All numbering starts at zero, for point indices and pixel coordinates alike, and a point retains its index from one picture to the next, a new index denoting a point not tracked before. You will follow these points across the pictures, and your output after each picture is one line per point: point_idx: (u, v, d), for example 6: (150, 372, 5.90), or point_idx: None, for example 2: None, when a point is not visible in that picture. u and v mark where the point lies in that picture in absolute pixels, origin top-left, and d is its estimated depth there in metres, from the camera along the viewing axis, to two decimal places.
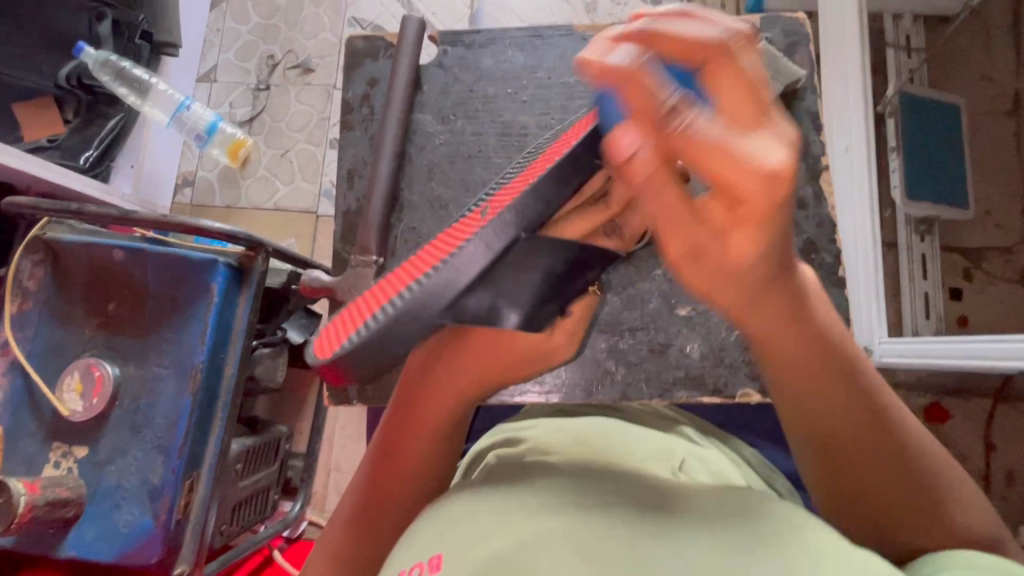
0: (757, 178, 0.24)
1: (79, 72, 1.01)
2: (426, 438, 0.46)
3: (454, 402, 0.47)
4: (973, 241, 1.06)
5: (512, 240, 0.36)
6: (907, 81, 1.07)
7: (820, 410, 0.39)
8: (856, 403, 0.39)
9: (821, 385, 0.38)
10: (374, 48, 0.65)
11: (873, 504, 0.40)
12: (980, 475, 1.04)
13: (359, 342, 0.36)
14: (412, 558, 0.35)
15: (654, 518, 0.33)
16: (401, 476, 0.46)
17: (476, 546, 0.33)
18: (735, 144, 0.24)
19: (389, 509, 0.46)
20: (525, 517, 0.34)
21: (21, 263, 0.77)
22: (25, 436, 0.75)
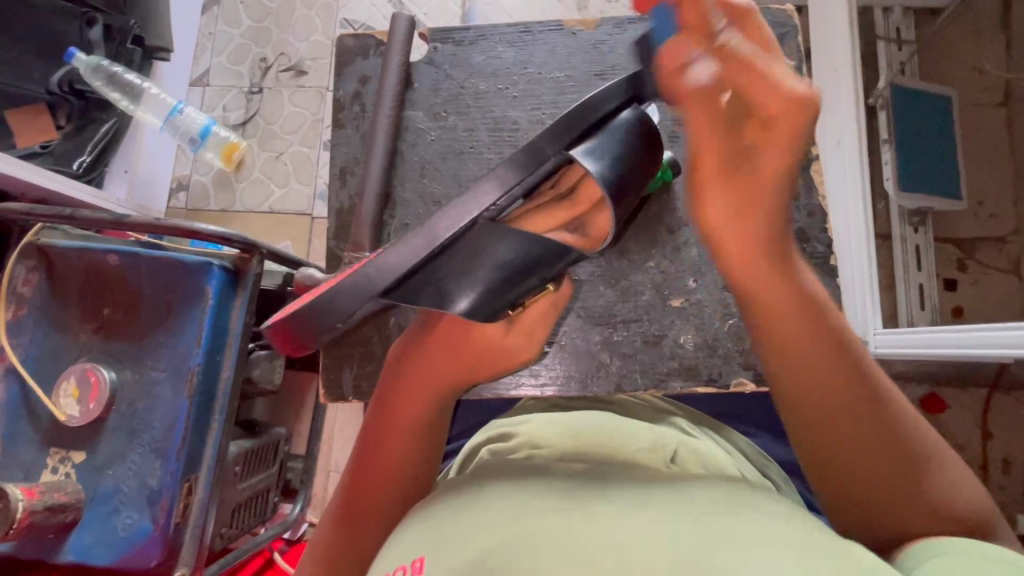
0: (781, 95, 0.35)
1: (71, 77, 1.01)
2: (406, 437, 0.46)
3: (431, 397, 0.46)
4: (966, 231, 1.07)
5: (466, 225, 0.39)
6: (898, 73, 1.08)
7: (795, 355, 0.40)
8: (841, 366, 0.40)
9: (796, 326, 0.40)
10: (364, 46, 0.65)
11: (856, 463, 0.40)
12: (978, 463, 1.04)
13: (302, 309, 0.41)
14: (396, 559, 0.35)
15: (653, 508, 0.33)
16: (380, 478, 0.45)
17: (474, 537, 0.33)
18: (755, 70, 0.35)
19: (376, 508, 0.45)
20: (519, 509, 0.34)
21: (15, 269, 0.77)
22: (23, 442, 0.74)
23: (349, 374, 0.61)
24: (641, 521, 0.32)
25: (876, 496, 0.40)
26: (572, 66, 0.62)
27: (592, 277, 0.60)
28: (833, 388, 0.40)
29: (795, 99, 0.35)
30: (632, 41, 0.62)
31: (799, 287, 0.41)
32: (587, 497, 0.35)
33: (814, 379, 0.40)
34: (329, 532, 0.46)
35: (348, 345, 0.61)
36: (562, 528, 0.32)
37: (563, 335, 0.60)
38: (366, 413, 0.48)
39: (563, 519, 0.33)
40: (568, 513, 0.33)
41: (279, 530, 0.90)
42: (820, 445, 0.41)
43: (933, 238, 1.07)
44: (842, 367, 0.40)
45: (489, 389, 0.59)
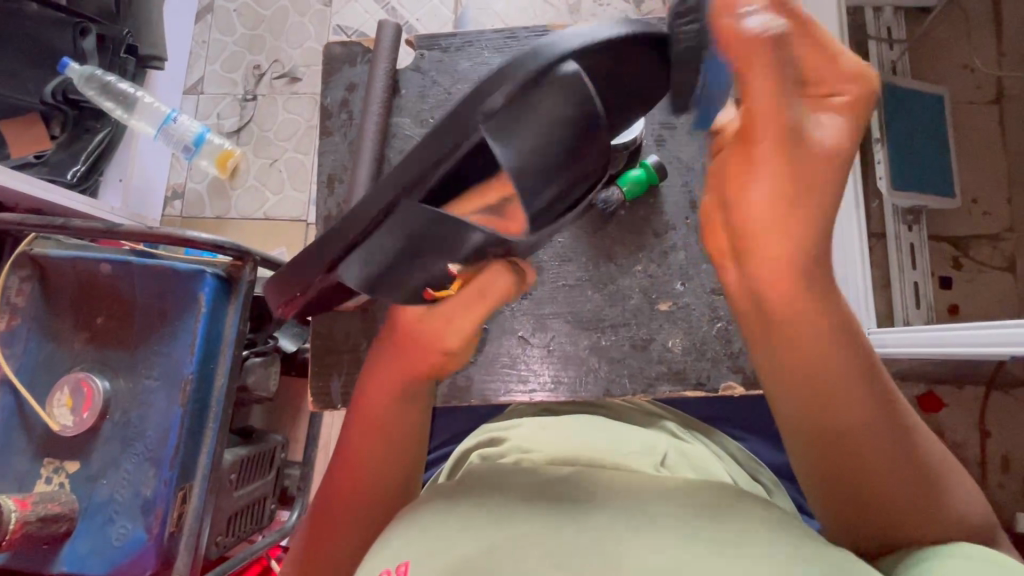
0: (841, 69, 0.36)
1: (65, 87, 1.01)
2: (376, 439, 0.45)
3: (394, 399, 0.44)
4: (960, 230, 1.07)
5: (391, 204, 0.39)
6: (890, 72, 1.08)
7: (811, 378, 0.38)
8: (856, 392, 0.37)
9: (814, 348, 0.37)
10: (352, 54, 0.65)
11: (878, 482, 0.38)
12: (976, 461, 1.04)
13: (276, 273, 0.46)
14: (378, 566, 0.35)
15: (634, 516, 0.33)
16: (357, 481, 0.45)
17: (456, 546, 0.33)
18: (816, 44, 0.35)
19: (353, 511, 0.45)
20: (499, 518, 0.35)
21: (8, 280, 0.77)
22: (16, 452, 0.74)
23: (338, 381, 0.61)
24: (621, 527, 0.33)
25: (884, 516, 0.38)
26: None
27: (580, 281, 0.61)
28: (846, 414, 0.37)
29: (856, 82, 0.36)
30: None
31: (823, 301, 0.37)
32: (567, 500, 0.36)
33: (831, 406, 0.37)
34: (312, 534, 0.46)
35: (337, 353, 0.61)
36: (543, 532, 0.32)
37: (551, 340, 0.60)
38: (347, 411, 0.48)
39: (546, 525, 0.33)
40: (551, 517, 0.34)
41: (275, 538, 0.90)
42: (827, 471, 0.39)
43: (928, 237, 1.07)
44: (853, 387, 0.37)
45: (479, 394, 0.59)
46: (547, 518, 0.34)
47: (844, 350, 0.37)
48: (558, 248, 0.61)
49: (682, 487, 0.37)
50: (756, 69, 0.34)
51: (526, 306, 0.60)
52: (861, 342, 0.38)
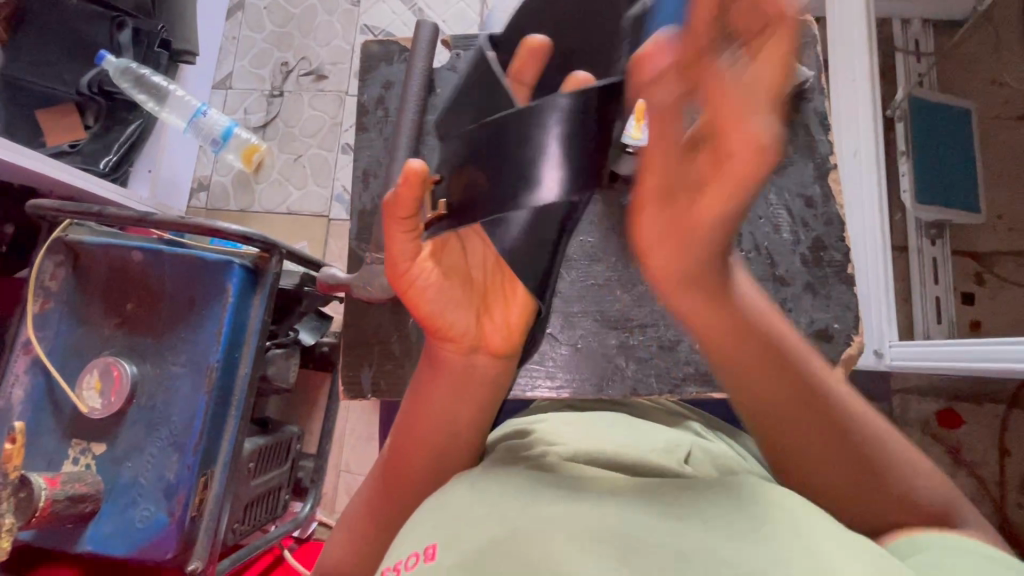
0: (743, 138, 0.31)
1: (101, 78, 1.03)
2: (436, 421, 0.47)
3: (454, 388, 0.47)
4: (984, 244, 1.06)
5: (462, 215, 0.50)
6: (917, 85, 1.08)
7: (743, 376, 0.40)
8: (781, 398, 0.40)
9: (726, 350, 0.39)
10: (389, 52, 0.67)
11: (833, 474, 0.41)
12: (994, 480, 1.02)
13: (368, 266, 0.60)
14: (412, 546, 0.36)
15: (662, 507, 0.34)
16: (418, 452, 0.48)
17: (490, 527, 0.34)
18: (727, 98, 0.30)
19: (412, 475, 0.49)
20: (533, 501, 0.36)
21: (42, 264, 0.78)
22: (45, 433, 0.76)
23: (369, 372, 0.62)
24: (650, 514, 0.33)
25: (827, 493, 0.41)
26: None
27: (609, 281, 0.61)
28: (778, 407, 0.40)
29: (756, 146, 0.31)
30: None
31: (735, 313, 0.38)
32: (598, 493, 0.36)
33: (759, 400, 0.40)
34: (361, 523, 0.50)
35: (368, 344, 0.62)
36: (572, 518, 0.33)
37: (579, 338, 0.60)
38: (401, 404, 0.50)
39: (577, 509, 0.34)
40: (582, 505, 0.35)
41: (288, 528, 0.91)
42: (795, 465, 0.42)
43: (951, 251, 1.06)
44: (781, 392, 0.40)
45: (505, 390, 0.59)
46: (577, 504, 0.35)
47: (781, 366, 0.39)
48: (586, 247, 0.62)
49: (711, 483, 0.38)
50: (654, 140, 0.34)
51: (556, 303, 0.61)
52: (792, 344, 0.40)
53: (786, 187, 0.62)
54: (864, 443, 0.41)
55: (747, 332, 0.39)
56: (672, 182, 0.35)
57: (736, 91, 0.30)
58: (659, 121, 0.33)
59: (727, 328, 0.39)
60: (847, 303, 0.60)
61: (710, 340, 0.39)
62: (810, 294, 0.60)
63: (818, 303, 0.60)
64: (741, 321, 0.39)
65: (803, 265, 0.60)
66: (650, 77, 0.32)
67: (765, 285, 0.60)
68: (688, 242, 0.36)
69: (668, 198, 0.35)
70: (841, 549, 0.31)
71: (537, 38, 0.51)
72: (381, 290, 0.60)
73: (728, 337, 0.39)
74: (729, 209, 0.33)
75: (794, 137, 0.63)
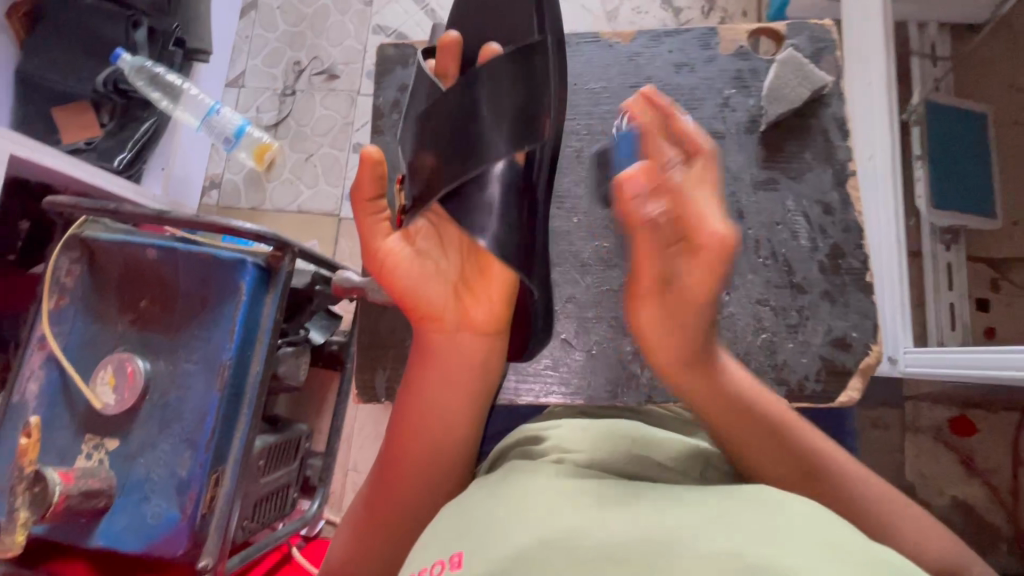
0: (710, 231, 0.40)
1: (115, 77, 1.04)
2: (435, 409, 0.49)
3: (448, 374, 0.49)
4: (1000, 251, 1.04)
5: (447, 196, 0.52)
6: (933, 89, 1.07)
7: (732, 431, 0.45)
8: (769, 449, 0.44)
9: (714, 411, 0.45)
10: (405, 55, 0.67)
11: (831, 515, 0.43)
12: (1007, 489, 1.01)
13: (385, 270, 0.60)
14: (434, 556, 0.36)
15: (683, 515, 0.34)
16: (416, 443, 0.49)
17: (511, 532, 0.34)
18: (693, 203, 0.41)
19: (412, 471, 0.48)
20: (555, 508, 0.36)
21: (58, 261, 0.79)
22: (59, 427, 0.77)
23: (383, 375, 0.62)
24: (672, 521, 0.33)
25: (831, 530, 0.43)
26: (609, 78, 0.65)
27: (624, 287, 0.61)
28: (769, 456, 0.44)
29: (721, 238, 0.40)
30: (668, 54, 0.64)
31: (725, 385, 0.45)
32: (619, 502, 0.36)
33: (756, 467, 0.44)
34: (361, 529, 0.49)
35: (382, 347, 0.62)
36: (593, 525, 0.33)
37: (593, 344, 0.60)
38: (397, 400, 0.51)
39: (599, 517, 0.34)
40: (603, 514, 0.34)
41: (297, 526, 0.91)
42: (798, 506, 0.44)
43: (966, 257, 1.05)
44: (767, 443, 0.44)
45: (521, 396, 0.60)
46: (598, 511, 0.35)
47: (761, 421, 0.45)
48: (602, 252, 0.62)
49: (732, 491, 0.38)
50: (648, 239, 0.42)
51: (570, 308, 0.61)
52: (769, 401, 0.46)
53: (805, 194, 0.61)
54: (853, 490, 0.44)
55: (728, 397, 0.45)
56: (665, 276, 0.43)
57: (698, 199, 0.41)
58: (647, 229, 0.42)
59: (715, 394, 0.45)
60: (866, 311, 0.59)
61: (712, 418, 0.46)
62: (827, 301, 0.60)
63: (836, 312, 0.59)
64: (725, 389, 0.45)
65: (821, 272, 0.60)
66: (632, 196, 0.42)
67: (782, 293, 0.59)
68: (682, 324, 0.43)
69: (661, 294, 0.43)
70: (866, 555, 0.31)
71: (450, 35, 0.56)
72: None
73: (714, 402, 0.45)
74: (710, 298, 0.42)
75: (812, 143, 0.62)
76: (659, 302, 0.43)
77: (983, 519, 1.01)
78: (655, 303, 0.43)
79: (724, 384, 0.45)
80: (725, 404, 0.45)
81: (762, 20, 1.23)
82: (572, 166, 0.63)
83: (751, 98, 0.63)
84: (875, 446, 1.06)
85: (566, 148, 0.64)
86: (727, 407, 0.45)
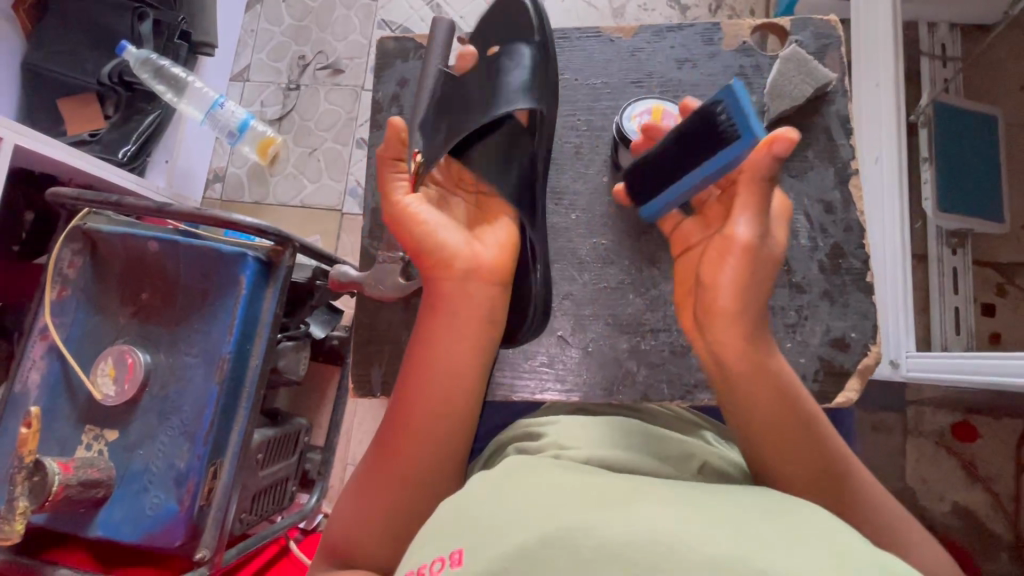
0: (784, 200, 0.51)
1: (120, 69, 1.05)
2: (438, 379, 0.50)
3: (456, 343, 0.51)
4: (1008, 255, 1.03)
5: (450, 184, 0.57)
6: (942, 90, 1.06)
7: (757, 400, 0.47)
8: (791, 419, 0.47)
9: (750, 376, 0.47)
10: (405, 49, 0.66)
11: (831, 490, 0.46)
12: (1009, 496, 1.00)
13: (381, 266, 0.60)
14: (435, 551, 0.37)
15: (678, 515, 0.34)
16: (420, 413, 0.49)
17: (511, 529, 0.35)
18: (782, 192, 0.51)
19: (414, 443, 0.49)
20: (550, 510, 0.36)
21: (61, 252, 0.80)
22: (59, 418, 0.77)
23: (379, 371, 0.62)
24: (668, 522, 0.33)
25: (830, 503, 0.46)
26: (609, 73, 0.64)
27: (621, 285, 0.60)
28: (787, 425, 0.47)
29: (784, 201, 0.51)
30: (670, 50, 0.64)
31: (762, 352, 0.48)
32: (613, 501, 0.36)
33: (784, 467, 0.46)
34: (353, 510, 0.49)
35: (379, 343, 0.62)
36: (583, 525, 0.33)
37: (590, 341, 0.60)
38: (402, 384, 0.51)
39: (592, 516, 0.34)
40: (597, 513, 0.34)
41: (295, 519, 0.92)
42: (807, 480, 0.46)
43: (972, 260, 1.04)
44: (789, 414, 0.47)
45: (515, 392, 0.59)
46: (591, 511, 0.35)
47: (788, 392, 0.48)
48: (599, 249, 0.61)
49: (727, 497, 0.37)
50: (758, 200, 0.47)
51: (567, 306, 0.60)
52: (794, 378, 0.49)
53: (806, 193, 0.61)
54: (852, 470, 0.47)
55: (761, 367, 0.47)
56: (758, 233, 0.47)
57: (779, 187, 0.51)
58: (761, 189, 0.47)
59: (753, 361, 0.47)
60: (865, 312, 0.59)
61: (745, 381, 0.47)
62: (827, 302, 0.59)
63: (835, 312, 0.59)
64: (760, 360, 0.48)
65: (821, 273, 0.59)
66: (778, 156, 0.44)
67: (781, 294, 0.59)
68: (753, 281, 0.47)
69: (753, 252, 0.47)
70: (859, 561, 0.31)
71: (468, 50, 0.60)
72: (394, 288, 0.59)
73: (749, 370, 0.47)
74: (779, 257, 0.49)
75: (815, 141, 0.61)
76: (744, 265, 0.47)
77: (983, 525, 1.00)
78: (747, 263, 0.47)
79: (763, 348, 0.48)
80: (759, 372, 0.47)
81: (770, 18, 1.22)
82: (571, 162, 0.63)
83: (753, 95, 0.62)
84: (876, 450, 1.06)
85: (566, 144, 0.63)
86: (755, 397, 0.47)
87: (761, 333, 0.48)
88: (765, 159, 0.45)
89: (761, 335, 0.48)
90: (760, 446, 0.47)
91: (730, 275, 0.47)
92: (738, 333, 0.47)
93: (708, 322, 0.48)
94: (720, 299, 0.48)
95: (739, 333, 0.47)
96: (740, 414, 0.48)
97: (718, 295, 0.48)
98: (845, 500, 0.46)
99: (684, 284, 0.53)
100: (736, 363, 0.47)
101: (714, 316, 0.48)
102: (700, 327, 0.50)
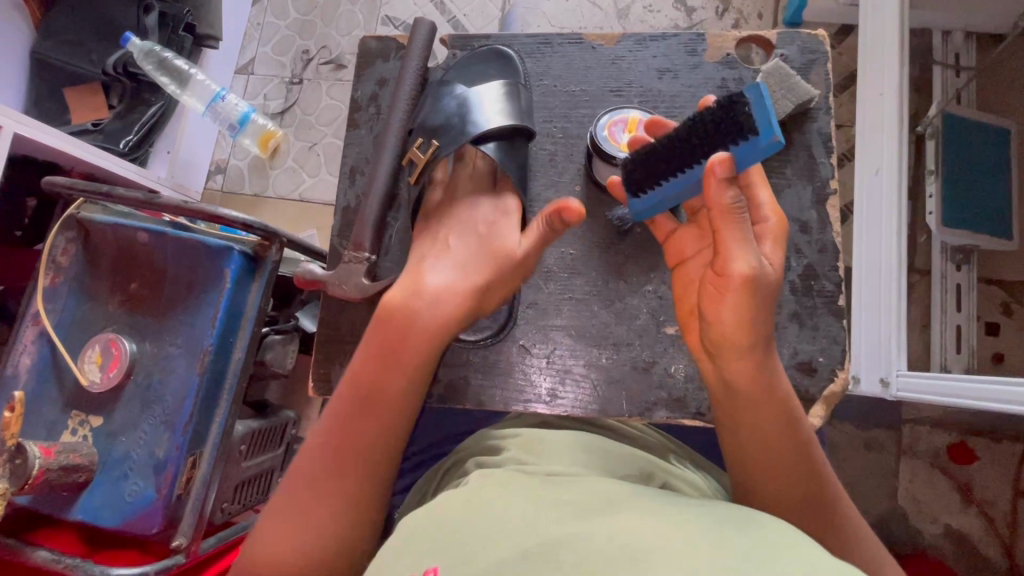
0: (771, 212, 0.49)
1: (124, 61, 1.06)
2: (407, 364, 0.51)
3: (433, 332, 0.52)
4: (1016, 274, 0.99)
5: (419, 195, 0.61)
6: (953, 101, 1.02)
7: (758, 423, 0.47)
8: (789, 444, 0.46)
9: (760, 400, 0.46)
10: (386, 49, 0.66)
11: (819, 515, 0.46)
12: (1007, 523, 0.97)
13: (347, 268, 0.59)
14: (407, 566, 0.37)
15: (631, 534, 0.33)
16: (381, 392, 0.51)
17: (476, 552, 0.34)
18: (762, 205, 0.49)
19: (371, 420, 0.50)
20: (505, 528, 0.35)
21: (55, 239, 0.81)
22: (47, 401, 0.79)
23: (340, 371, 0.62)
24: (621, 541, 0.32)
25: (815, 528, 0.46)
26: (588, 81, 0.63)
27: (588, 295, 0.60)
28: (783, 449, 0.46)
29: (777, 217, 0.49)
30: (652, 59, 0.63)
31: (767, 376, 0.47)
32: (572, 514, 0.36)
33: (774, 486, 0.46)
34: (302, 497, 0.48)
35: (342, 344, 0.62)
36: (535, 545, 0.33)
37: (554, 351, 0.59)
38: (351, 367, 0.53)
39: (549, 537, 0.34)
40: (554, 531, 0.34)
41: None
42: (795, 504, 0.46)
43: (977, 278, 1.00)
44: (790, 439, 0.47)
45: (475, 398, 0.59)
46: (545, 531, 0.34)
47: (793, 418, 0.47)
48: (567, 259, 0.61)
49: (684, 512, 0.37)
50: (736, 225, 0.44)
51: (531, 315, 0.60)
52: (796, 404, 0.48)
53: (782, 211, 0.59)
54: (838, 498, 0.47)
55: (770, 391, 0.47)
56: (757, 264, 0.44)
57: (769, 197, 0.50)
58: (733, 219, 0.44)
59: (763, 385, 0.46)
60: (835, 335, 0.57)
61: (750, 403, 0.47)
62: (796, 324, 0.57)
63: (804, 334, 0.57)
64: (769, 382, 0.47)
65: (792, 293, 0.58)
66: (723, 179, 0.44)
67: None
68: (761, 309, 0.45)
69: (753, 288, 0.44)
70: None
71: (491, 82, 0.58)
72: (356, 290, 0.59)
73: (760, 393, 0.46)
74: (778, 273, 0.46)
75: (794, 158, 0.60)
76: (745, 300, 0.44)
77: (974, 550, 0.98)
78: (755, 292, 0.44)
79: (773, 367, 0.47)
80: (765, 396, 0.46)
81: (777, 23, 1.19)
82: (544, 169, 0.62)
83: None
84: (869, 470, 1.03)
85: (541, 151, 0.63)
86: (758, 422, 0.47)
87: (770, 357, 0.47)
88: (717, 191, 0.44)
89: (772, 359, 0.47)
90: (747, 465, 0.47)
91: (726, 311, 0.45)
92: (750, 361, 0.46)
93: (716, 351, 0.47)
94: (721, 328, 0.46)
95: (750, 357, 0.46)
96: (742, 439, 0.47)
97: (723, 330, 0.46)
98: (833, 518, 0.46)
99: (687, 305, 0.51)
100: (745, 383, 0.46)
101: (723, 348, 0.46)
102: (710, 352, 0.48)
